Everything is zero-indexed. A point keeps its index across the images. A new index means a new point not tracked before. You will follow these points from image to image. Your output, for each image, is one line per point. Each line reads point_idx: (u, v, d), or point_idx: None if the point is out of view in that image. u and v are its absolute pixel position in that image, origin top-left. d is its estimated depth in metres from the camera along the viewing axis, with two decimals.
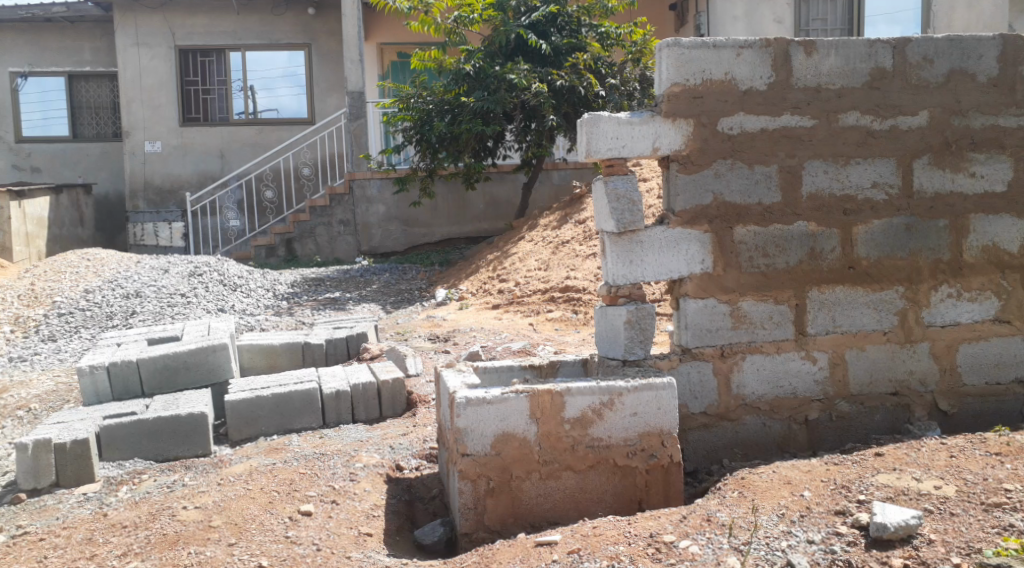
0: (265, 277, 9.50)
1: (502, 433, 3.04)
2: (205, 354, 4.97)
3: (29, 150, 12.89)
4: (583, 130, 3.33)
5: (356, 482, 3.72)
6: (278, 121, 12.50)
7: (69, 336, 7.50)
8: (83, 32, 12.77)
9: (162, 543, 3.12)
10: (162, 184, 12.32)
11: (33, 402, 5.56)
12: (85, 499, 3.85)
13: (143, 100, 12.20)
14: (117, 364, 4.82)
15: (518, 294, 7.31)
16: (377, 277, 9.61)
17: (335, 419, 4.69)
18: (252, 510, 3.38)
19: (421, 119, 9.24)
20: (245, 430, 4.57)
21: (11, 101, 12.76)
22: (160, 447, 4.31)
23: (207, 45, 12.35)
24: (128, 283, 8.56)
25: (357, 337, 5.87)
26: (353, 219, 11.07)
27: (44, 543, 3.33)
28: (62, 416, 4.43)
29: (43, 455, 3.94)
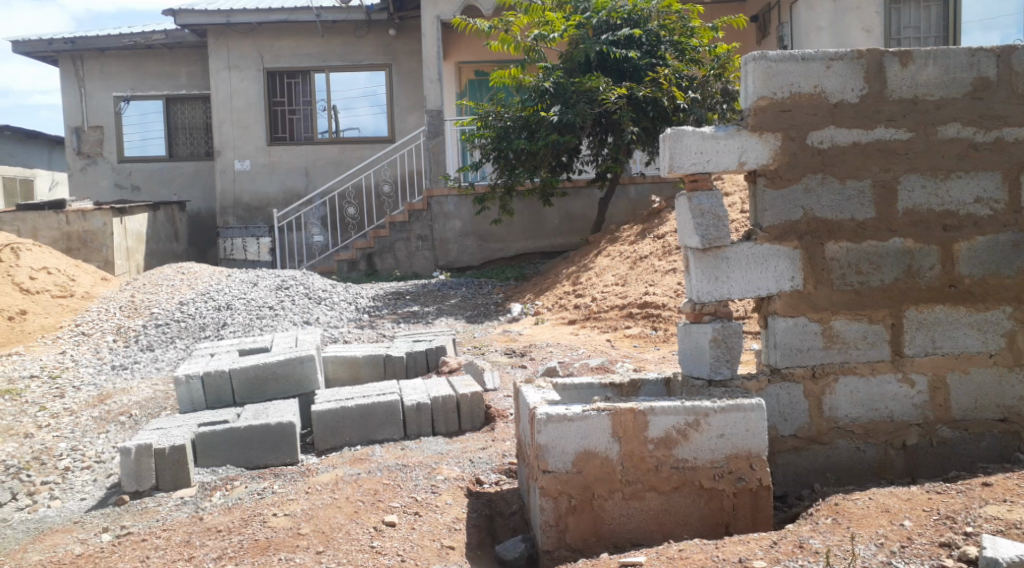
0: (348, 291, 9.73)
1: (584, 450, 3.01)
2: (292, 366, 5.10)
3: (130, 170, 13.58)
4: (666, 145, 3.29)
5: (438, 495, 3.76)
6: (359, 139, 12.84)
7: (165, 346, 7.86)
8: (180, 57, 13.45)
9: (255, 548, 3.22)
10: (250, 201, 12.81)
11: (133, 408, 5.85)
12: (182, 503, 4.01)
13: (234, 121, 12.73)
14: (211, 374, 5.03)
15: (596, 309, 7.26)
16: (454, 292, 9.71)
17: (416, 431, 4.75)
18: (338, 519, 3.45)
19: (498, 135, 9.32)
20: (331, 440, 4.67)
21: (114, 124, 13.49)
22: (250, 455, 4.45)
23: (293, 67, 12.80)
24: (220, 296, 8.90)
25: (436, 351, 5.93)
26: (431, 234, 11.24)
27: (146, 543, 3.48)
28: (162, 422, 4.64)
29: (145, 459, 4.14)
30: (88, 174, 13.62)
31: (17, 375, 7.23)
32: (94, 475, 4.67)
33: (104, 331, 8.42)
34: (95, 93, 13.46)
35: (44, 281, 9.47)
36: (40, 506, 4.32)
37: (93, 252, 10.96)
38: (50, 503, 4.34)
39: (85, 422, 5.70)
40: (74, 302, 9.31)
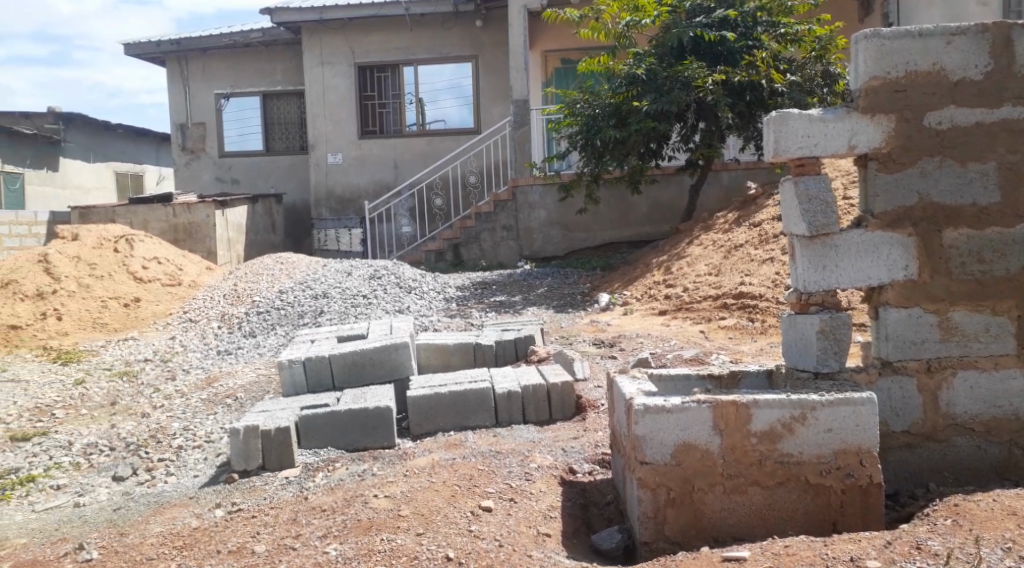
0: (437, 281, 9.87)
1: (684, 442, 2.96)
2: (388, 352, 5.22)
3: (231, 164, 14.15)
4: (770, 129, 3.22)
5: (532, 482, 3.77)
6: (445, 131, 12.98)
7: (267, 332, 8.18)
8: (276, 54, 13.90)
9: (358, 528, 3.32)
10: (343, 193, 13.15)
11: (239, 391, 6.11)
12: (287, 482, 4.17)
13: (326, 116, 13.08)
14: (312, 359, 5.20)
15: (687, 299, 7.12)
16: (541, 281, 9.72)
17: (507, 419, 4.77)
18: (437, 502, 3.51)
19: (586, 124, 9.25)
20: (425, 425, 4.75)
21: (216, 120, 14.09)
22: (350, 438, 4.58)
23: (382, 61, 13.04)
24: (316, 285, 9.19)
25: (525, 339, 5.94)
26: (516, 224, 11.27)
27: (256, 520, 3.65)
28: (267, 405, 4.83)
29: (253, 440, 4.31)
30: (192, 169, 14.25)
31: (132, 359, 7.68)
32: (205, 454, 4.91)
33: (209, 318, 8.82)
34: (198, 91, 14.08)
35: (154, 270, 9.99)
36: (157, 481, 4.58)
37: (197, 243, 11.48)
38: (166, 479, 4.59)
39: (195, 403, 6.00)
40: (182, 291, 9.79)
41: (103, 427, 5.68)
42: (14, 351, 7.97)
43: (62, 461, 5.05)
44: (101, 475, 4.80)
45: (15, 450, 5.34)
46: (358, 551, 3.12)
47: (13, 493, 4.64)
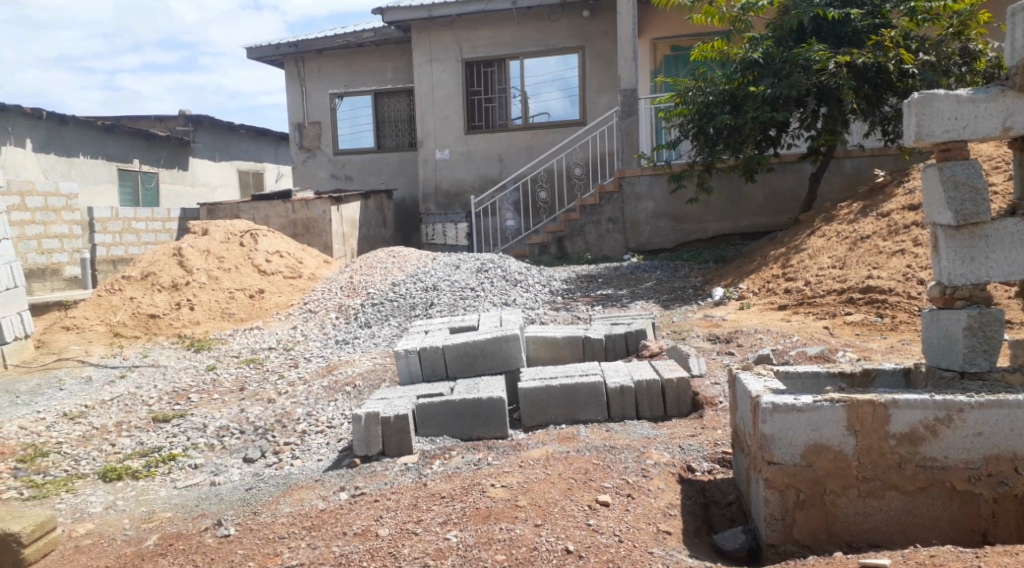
0: (542, 274, 9.87)
1: (814, 443, 2.92)
2: (499, 343, 5.24)
3: (344, 161, 14.61)
4: (913, 111, 3.22)
5: (650, 478, 3.70)
6: (549, 124, 12.97)
7: (381, 323, 8.40)
8: (387, 53, 14.22)
9: (477, 516, 3.41)
10: (450, 188, 13.36)
11: (358, 378, 6.31)
12: (406, 468, 4.28)
13: (435, 113, 13.31)
14: (426, 349, 5.29)
15: (809, 294, 6.83)
16: (650, 275, 9.56)
17: (620, 413, 4.70)
18: (553, 494, 3.52)
19: (700, 111, 8.98)
20: (537, 418, 4.75)
21: (331, 119, 14.59)
22: (465, 427, 4.64)
23: (489, 56, 13.12)
24: (427, 277, 9.37)
25: (636, 333, 5.78)
26: (622, 216, 11.12)
27: (379, 504, 3.79)
28: (385, 393, 4.96)
29: (373, 426, 4.46)
30: (309, 166, 14.82)
31: (258, 347, 8.06)
32: (327, 438, 5.09)
33: (327, 309, 9.15)
34: (314, 91, 14.60)
35: (277, 263, 10.43)
36: (284, 464, 4.79)
37: (314, 237, 11.93)
38: (292, 462, 4.80)
39: (316, 390, 6.23)
40: (302, 283, 10.22)
41: (233, 410, 5.99)
42: (153, 339, 8.54)
43: (198, 442, 5.36)
44: (234, 456, 5.08)
45: (157, 430, 5.71)
46: (478, 539, 3.21)
47: (157, 470, 4.97)
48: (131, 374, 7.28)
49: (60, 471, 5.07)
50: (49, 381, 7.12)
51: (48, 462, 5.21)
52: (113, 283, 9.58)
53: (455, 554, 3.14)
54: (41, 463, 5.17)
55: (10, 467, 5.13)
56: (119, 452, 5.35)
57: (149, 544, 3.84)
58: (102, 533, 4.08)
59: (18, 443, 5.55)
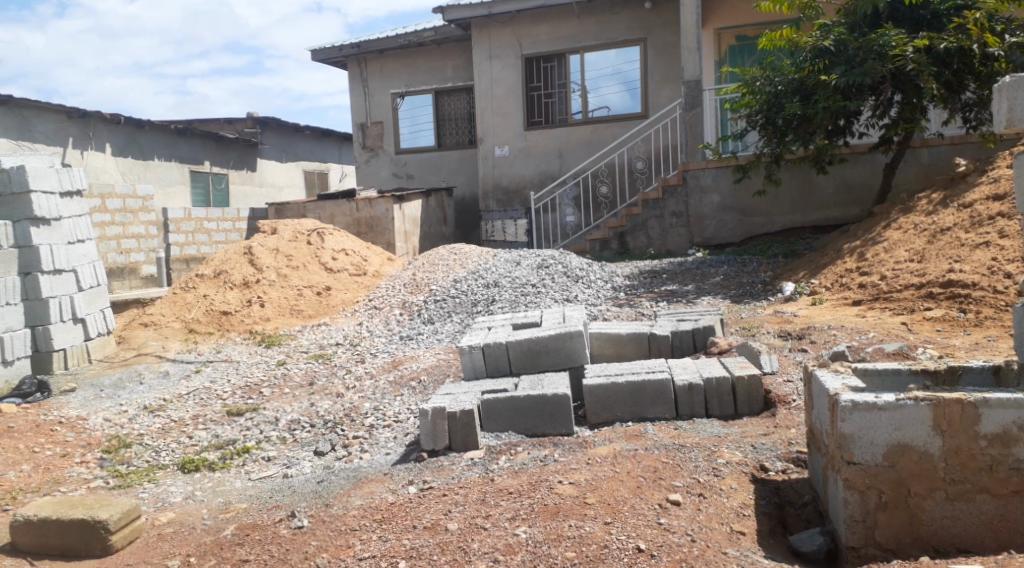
0: (605, 269, 9.79)
1: (897, 442, 2.88)
2: (563, 340, 5.22)
3: (406, 159, 14.77)
4: (1003, 96, 3.11)
5: (722, 477, 3.62)
6: (609, 119, 12.82)
7: (444, 319, 8.46)
8: (447, 51, 14.29)
9: (545, 513, 3.42)
10: (509, 185, 13.39)
11: (423, 373, 6.37)
12: (472, 463, 4.30)
13: (495, 109, 13.35)
14: (490, 345, 5.31)
15: (886, 288, 6.60)
16: (716, 270, 9.38)
17: (688, 411, 4.62)
18: (622, 492, 3.51)
19: (768, 102, 8.77)
20: (602, 415, 4.71)
21: (393, 118, 14.77)
22: (531, 423, 4.62)
23: (549, 51, 13.07)
24: (489, 274, 9.41)
25: (704, 330, 5.72)
26: (686, 210, 10.94)
27: (447, 498, 3.82)
28: (451, 388, 4.99)
29: (440, 421, 4.49)
30: (371, 165, 15.03)
31: (325, 343, 8.22)
32: (394, 433, 5.15)
33: (392, 306, 9.27)
34: (376, 91, 14.80)
35: (342, 261, 10.61)
36: (353, 457, 4.87)
37: (378, 236, 12.09)
38: (361, 455, 4.87)
39: (383, 385, 6.32)
40: (367, 280, 10.38)
41: (304, 404, 6.12)
42: (226, 335, 8.79)
43: (271, 435, 5.49)
44: (305, 449, 5.18)
45: (232, 423, 5.88)
46: (547, 535, 3.23)
47: (232, 462, 5.11)
48: (206, 368, 7.52)
49: (143, 462, 5.27)
50: (130, 375, 7.40)
51: (131, 453, 5.42)
52: (188, 281, 9.88)
53: (524, 550, 3.18)
54: (125, 454, 5.39)
55: (96, 458, 5.36)
56: (196, 444, 5.52)
57: (228, 534, 3.95)
58: (183, 522, 4.24)
59: (103, 435, 5.78)
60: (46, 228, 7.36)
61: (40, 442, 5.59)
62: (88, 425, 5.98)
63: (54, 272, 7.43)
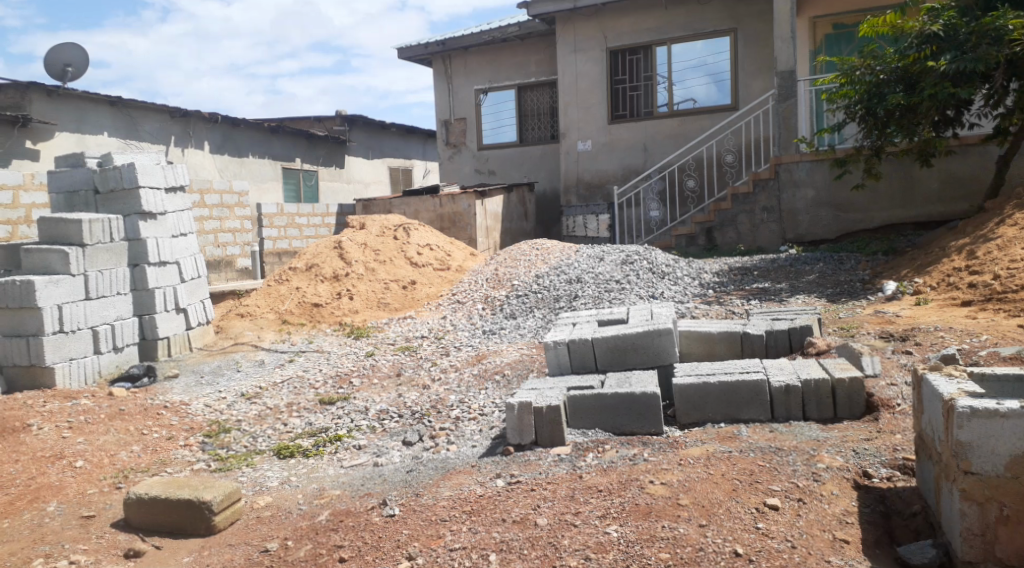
0: (692, 265, 9.60)
1: (1021, 452, 2.74)
2: (651, 338, 5.13)
3: (488, 155, 14.87)
4: None
5: (822, 483, 3.49)
6: (695, 111, 12.54)
7: (527, 314, 8.46)
8: (531, 46, 14.25)
9: (637, 512, 3.40)
10: (592, 179, 13.30)
11: (507, 368, 6.38)
12: (560, 459, 4.28)
13: (579, 103, 13.27)
14: (575, 342, 5.28)
15: (999, 289, 6.23)
16: (811, 267, 9.07)
17: (784, 414, 4.47)
18: (716, 495, 3.45)
19: (868, 91, 8.39)
20: (693, 415, 4.61)
21: (475, 115, 14.89)
22: (619, 421, 4.56)
23: (634, 43, 12.88)
24: (571, 269, 9.36)
25: (800, 330, 5.52)
26: (778, 205, 10.61)
27: (536, 493, 3.82)
28: (536, 383, 4.98)
29: (526, 416, 4.48)
30: (455, 161, 15.21)
31: (411, 335, 8.35)
32: (480, 426, 5.18)
33: (475, 300, 9.34)
34: (460, 87, 14.94)
35: (427, 256, 10.76)
36: (441, 448, 4.92)
37: (461, 231, 12.19)
38: (448, 447, 4.92)
39: (467, 378, 6.37)
40: (451, 275, 10.49)
41: (392, 395, 6.23)
42: (317, 326, 9.02)
43: (361, 424, 5.60)
44: (393, 439, 5.26)
45: (324, 412, 6.04)
46: (639, 535, 3.22)
47: (325, 449, 5.25)
48: (299, 358, 7.75)
49: (241, 447, 5.47)
50: (228, 363, 7.69)
51: (230, 438, 5.63)
52: (282, 274, 10.20)
53: (616, 549, 3.16)
54: (225, 439, 5.61)
55: (198, 442, 5.59)
56: (291, 431, 5.69)
57: (323, 519, 4.06)
58: (280, 506, 4.38)
59: (204, 420, 6.03)
60: (152, 222, 7.74)
61: (147, 425, 5.88)
62: (190, 410, 6.25)
63: (159, 264, 7.79)
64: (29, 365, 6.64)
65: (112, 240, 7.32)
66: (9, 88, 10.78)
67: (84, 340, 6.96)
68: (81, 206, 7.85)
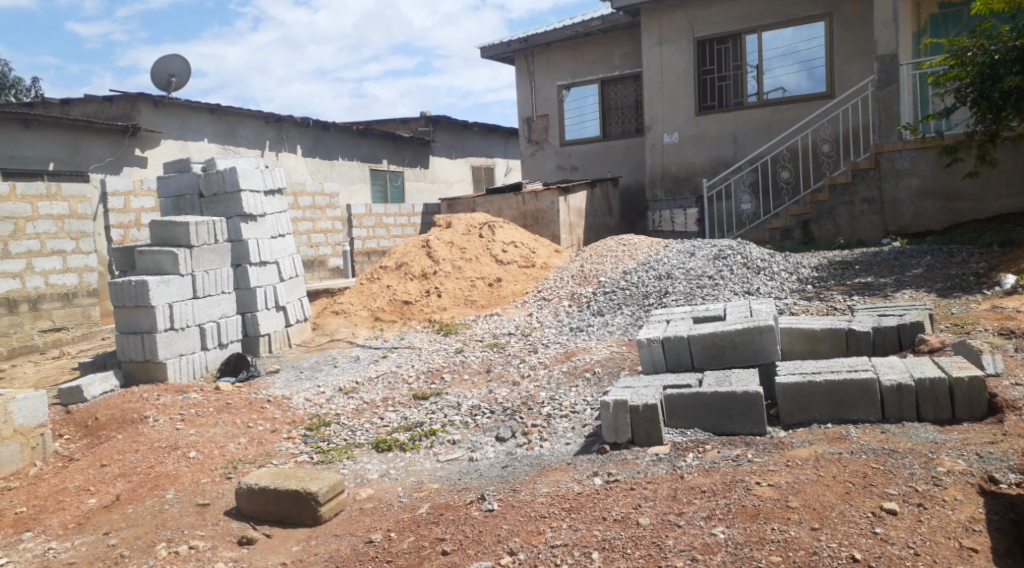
0: (788, 260, 9.30)
1: None
2: (751, 335, 4.99)
3: (571, 151, 14.81)
4: None
5: (944, 488, 3.31)
6: (786, 100, 12.14)
7: (615, 311, 8.37)
8: (614, 40, 14.10)
9: (744, 514, 3.32)
10: (679, 173, 13.08)
11: (597, 365, 6.34)
12: (658, 459, 4.22)
13: (665, 96, 13.06)
14: (670, 339, 5.18)
15: None
16: (917, 260, 8.66)
17: (897, 415, 4.27)
18: (829, 498, 3.34)
19: (981, 74, 7.94)
20: (797, 415, 4.46)
21: (558, 111, 14.87)
22: (719, 421, 4.45)
23: (723, 32, 12.54)
24: (660, 265, 9.22)
25: (910, 327, 5.26)
26: (880, 196, 10.17)
27: (636, 492, 3.76)
28: (630, 381, 4.92)
29: (622, 414, 4.42)
30: (537, 158, 15.24)
31: (499, 332, 8.40)
32: (572, 423, 5.16)
33: (561, 297, 9.31)
34: (543, 84, 14.95)
35: (512, 253, 10.79)
36: (534, 444, 4.92)
37: (545, 227, 12.17)
38: (542, 443, 4.92)
39: (558, 375, 6.36)
40: (537, 272, 10.49)
41: (483, 391, 6.28)
42: (407, 323, 9.17)
43: (454, 419, 5.67)
44: (487, 435, 5.30)
45: (418, 406, 6.14)
46: (748, 537, 3.15)
47: (421, 443, 5.33)
48: (392, 354, 7.91)
49: (341, 440, 5.61)
50: (326, 359, 7.92)
51: (330, 431, 5.80)
52: (373, 273, 10.42)
53: (724, 551, 3.11)
54: (326, 431, 5.78)
55: (301, 434, 5.77)
56: (387, 424, 5.80)
57: (423, 512, 4.13)
58: (381, 497, 4.48)
59: (306, 413, 6.22)
60: (253, 223, 8.04)
61: (253, 417, 6.12)
62: (291, 403, 6.47)
63: (260, 264, 8.08)
64: (144, 360, 7.01)
65: (217, 240, 7.63)
66: (119, 99, 11.40)
67: (193, 336, 7.29)
68: (187, 210, 8.21)
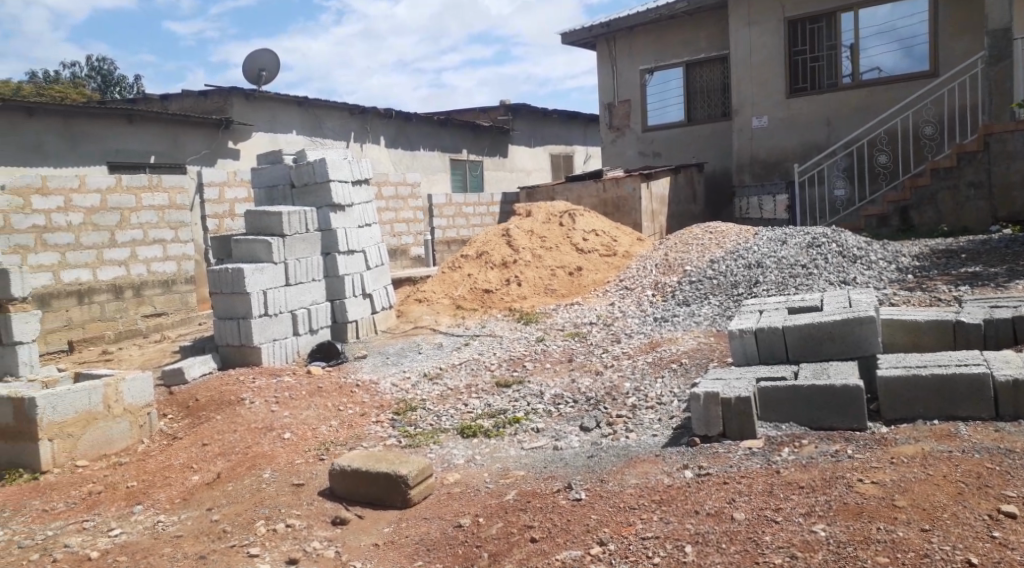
0: (887, 248, 8.89)
1: None
2: (850, 326, 4.78)
3: (654, 137, 14.56)
4: None
5: None
6: (883, 80, 11.58)
7: (701, 301, 8.18)
8: (700, 22, 13.73)
9: (846, 512, 3.19)
10: (768, 158, 12.68)
11: (683, 357, 6.20)
12: (751, 453, 4.09)
13: (754, 78, 12.65)
14: (764, 330, 5.02)
15: None
16: None
17: (1011, 413, 4.02)
18: (939, 498, 3.17)
19: None
20: (901, 411, 4.24)
21: (641, 96, 14.63)
22: (816, 415, 4.28)
23: (816, 11, 12.04)
24: (749, 254, 8.95)
25: None
26: (988, 180, 9.60)
27: (729, 486, 3.65)
28: (720, 373, 4.79)
29: (714, 406, 4.31)
30: (619, 145, 15.05)
31: (581, 321, 8.33)
32: (659, 415, 5.06)
33: (644, 286, 9.16)
34: (625, 69, 14.73)
35: (594, 242, 10.69)
36: (620, 435, 4.86)
37: (626, 215, 12.02)
38: (627, 434, 4.85)
39: (642, 366, 6.26)
40: (618, 260, 10.36)
41: (566, 380, 6.24)
42: (488, 311, 9.20)
43: (538, 408, 5.65)
44: (571, 424, 5.26)
45: (500, 394, 6.15)
46: (851, 536, 3.02)
47: (505, 430, 5.34)
48: (475, 341, 7.95)
49: (426, 425, 5.68)
50: (411, 345, 8.03)
51: (416, 416, 5.87)
52: (455, 262, 10.49)
53: (825, 549, 2.99)
54: (412, 417, 5.85)
55: (388, 418, 5.88)
56: (471, 411, 5.84)
57: (510, 499, 4.13)
58: (468, 483, 4.51)
59: (392, 398, 6.32)
60: (342, 213, 8.20)
61: (343, 401, 6.26)
62: (379, 388, 6.59)
63: (348, 252, 8.25)
64: (240, 345, 7.27)
65: (308, 230, 7.82)
66: (214, 94, 11.82)
67: (285, 322, 7.50)
68: (279, 200, 8.45)
